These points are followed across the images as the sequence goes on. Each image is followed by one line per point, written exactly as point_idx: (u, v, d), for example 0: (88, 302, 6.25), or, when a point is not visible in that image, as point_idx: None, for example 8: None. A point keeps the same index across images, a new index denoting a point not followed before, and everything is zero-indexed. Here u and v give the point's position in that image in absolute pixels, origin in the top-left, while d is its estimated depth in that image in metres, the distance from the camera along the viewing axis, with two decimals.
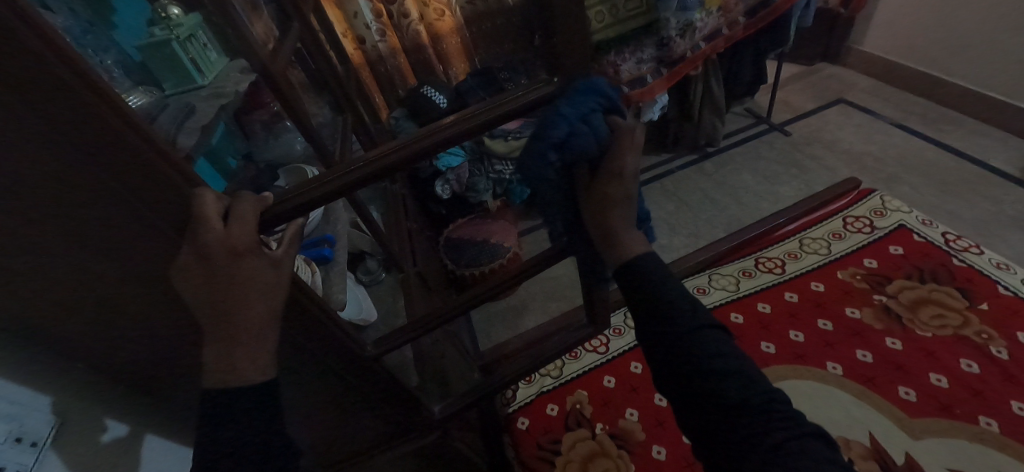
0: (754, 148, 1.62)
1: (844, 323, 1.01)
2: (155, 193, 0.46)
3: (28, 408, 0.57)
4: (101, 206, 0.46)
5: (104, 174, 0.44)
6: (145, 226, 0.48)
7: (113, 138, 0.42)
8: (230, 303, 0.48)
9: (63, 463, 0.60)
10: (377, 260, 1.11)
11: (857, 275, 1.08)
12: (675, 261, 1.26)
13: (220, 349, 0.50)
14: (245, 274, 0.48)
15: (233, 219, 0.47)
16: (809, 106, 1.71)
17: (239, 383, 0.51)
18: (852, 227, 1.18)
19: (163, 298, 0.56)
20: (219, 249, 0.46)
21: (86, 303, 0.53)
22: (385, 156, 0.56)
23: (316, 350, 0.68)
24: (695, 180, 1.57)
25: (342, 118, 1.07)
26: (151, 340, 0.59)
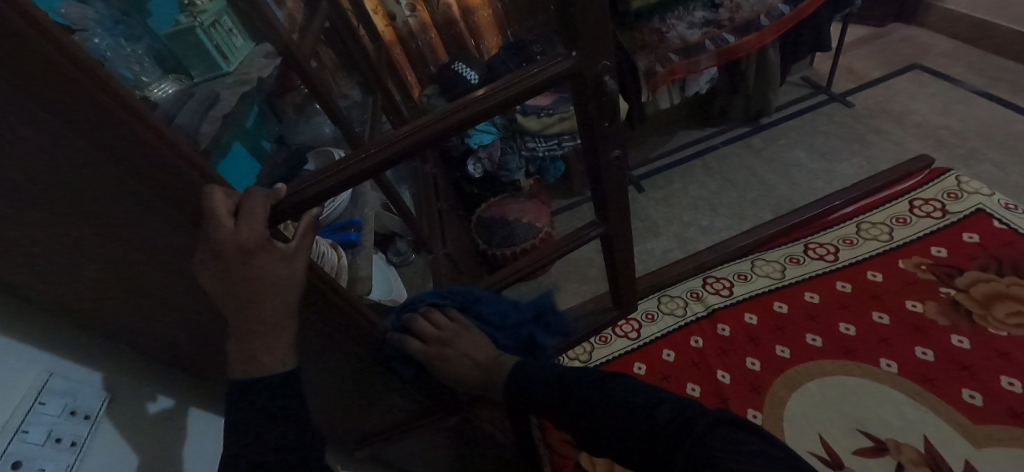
0: (811, 121, 1.48)
1: (903, 317, 0.93)
2: (164, 182, 0.45)
3: (81, 382, 0.52)
4: (110, 196, 0.45)
5: (112, 166, 0.43)
6: (157, 212, 0.47)
7: (116, 127, 0.41)
8: (250, 302, 0.47)
9: (120, 437, 0.55)
10: (407, 241, 1.07)
11: (922, 265, 0.98)
12: (716, 245, 1.19)
13: (240, 343, 0.48)
14: (261, 271, 0.46)
15: (244, 216, 0.45)
16: (876, 74, 1.55)
17: (260, 375, 0.49)
18: (920, 211, 1.07)
19: (182, 284, 0.54)
20: (231, 249, 0.44)
21: (109, 292, 0.51)
22: (396, 143, 0.52)
23: (341, 337, 0.66)
24: (741, 157, 1.47)
25: (373, 98, 1.05)
26: (179, 327, 0.58)
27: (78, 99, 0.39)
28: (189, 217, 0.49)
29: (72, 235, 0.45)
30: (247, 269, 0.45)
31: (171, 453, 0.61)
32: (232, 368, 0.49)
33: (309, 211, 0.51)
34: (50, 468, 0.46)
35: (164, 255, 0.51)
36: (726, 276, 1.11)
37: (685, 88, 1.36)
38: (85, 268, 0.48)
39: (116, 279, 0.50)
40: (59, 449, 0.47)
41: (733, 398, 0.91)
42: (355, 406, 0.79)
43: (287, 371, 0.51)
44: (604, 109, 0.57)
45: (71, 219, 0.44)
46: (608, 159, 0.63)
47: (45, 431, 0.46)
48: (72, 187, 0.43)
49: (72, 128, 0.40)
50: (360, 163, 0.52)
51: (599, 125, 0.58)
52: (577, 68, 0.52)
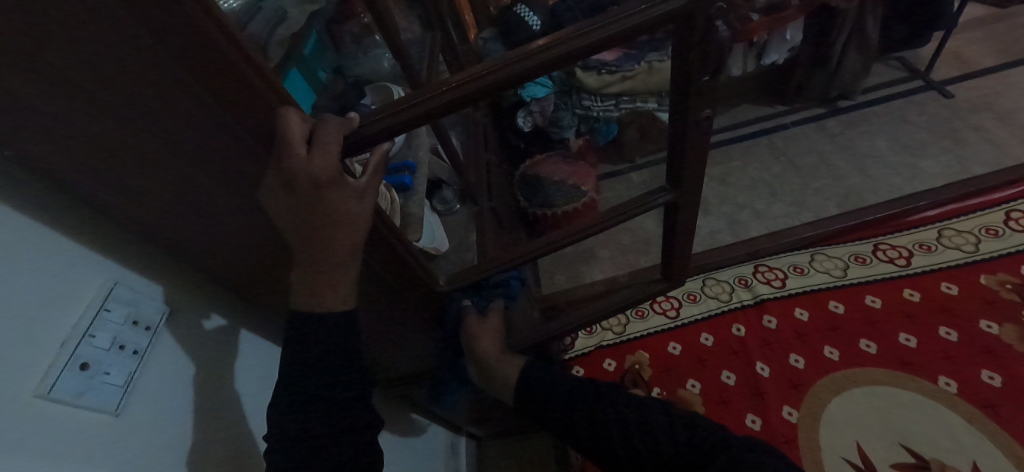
0: (900, 109, 1.35)
1: (974, 336, 0.86)
2: (237, 99, 0.39)
3: (143, 294, 0.52)
4: (175, 109, 0.38)
5: (182, 75, 0.36)
6: (228, 136, 0.41)
7: (190, 35, 0.34)
8: (318, 238, 0.45)
9: (178, 348, 0.55)
10: (453, 190, 1.03)
11: (1006, 284, 0.90)
12: (773, 233, 1.12)
13: (305, 274, 0.48)
14: (332, 204, 0.44)
15: (317, 144, 0.42)
16: (986, 62, 1.37)
17: (321, 311, 0.49)
18: (1015, 225, 0.97)
19: (248, 213, 0.49)
20: (305, 180, 0.42)
21: (173, 212, 0.47)
22: (464, 83, 0.47)
23: (398, 284, 0.65)
24: (812, 140, 1.36)
25: (432, 36, 0.99)
26: (243, 254, 0.54)
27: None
28: (263, 144, 0.43)
29: (136, 152, 0.40)
30: (316, 204, 0.43)
31: (224, 370, 0.62)
32: (295, 297, 0.49)
33: (379, 145, 0.48)
34: (114, 373, 0.46)
35: (233, 183, 0.45)
36: (781, 266, 1.05)
37: (762, 56, 1.26)
38: (147, 189, 0.44)
39: (179, 201, 0.46)
40: (122, 355, 0.47)
41: (771, 392, 0.88)
42: (397, 348, 0.79)
43: (347, 309, 0.51)
44: (710, 62, 0.51)
45: (131, 133, 0.39)
46: (695, 119, 0.58)
47: (109, 337, 0.46)
48: (136, 97, 0.37)
49: (134, 29, 0.33)
50: (430, 102, 0.48)
51: (696, 79, 0.52)
52: (691, 13, 0.45)
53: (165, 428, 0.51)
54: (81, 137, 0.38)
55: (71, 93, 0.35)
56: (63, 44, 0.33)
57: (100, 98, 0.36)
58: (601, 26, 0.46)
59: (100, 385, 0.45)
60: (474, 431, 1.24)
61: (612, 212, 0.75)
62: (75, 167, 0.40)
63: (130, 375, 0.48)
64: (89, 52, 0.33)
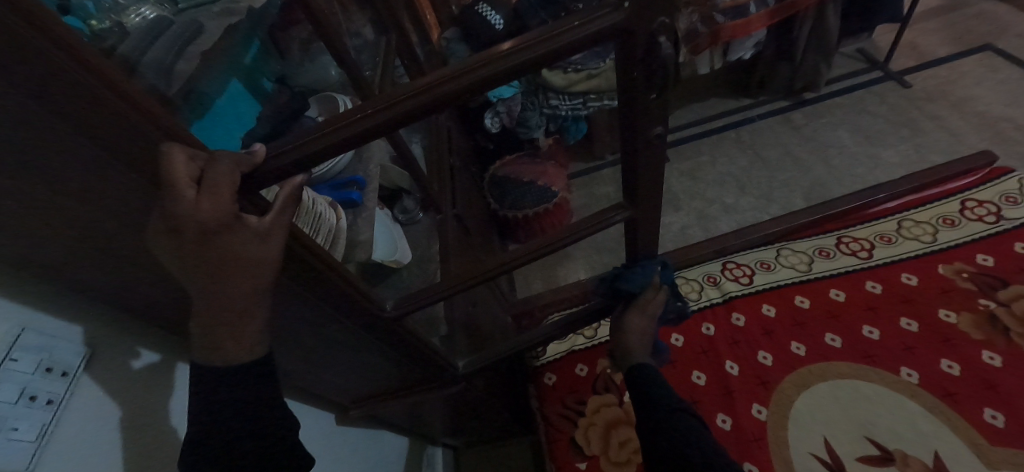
0: (861, 99, 1.36)
1: (933, 327, 0.87)
2: (114, 137, 0.35)
3: (59, 337, 0.49)
4: (38, 151, 0.34)
5: (50, 120, 0.33)
6: (110, 173, 0.37)
7: (61, 84, 0.32)
8: (214, 289, 0.41)
9: (99, 392, 0.52)
10: (415, 198, 1.00)
11: (963, 272, 0.91)
12: (740, 229, 1.11)
13: (203, 326, 0.43)
14: (229, 251, 0.40)
15: (208, 188, 0.38)
16: (942, 51, 1.39)
17: (222, 364, 0.45)
18: (971, 214, 0.98)
19: (146, 254, 0.45)
20: (192, 226, 0.37)
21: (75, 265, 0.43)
22: (391, 104, 0.44)
23: (339, 309, 0.61)
24: (777, 133, 1.37)
25: (386, 39, 0.95)
26: (160, 290, 0.50)
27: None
28: (148, 181, 0.39)
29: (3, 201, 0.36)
30: (202, 254, 0.39)
31: (159, 405, 0.60)
32: (194, 350, 0.45)
33: (292, 178, 0.45)
34: (22, 427, 0.44)
35: (129, 220, 0.41)
36: (748, 263, 1.05)
37: (727, 52, 1.25)
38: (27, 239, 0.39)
39: (68, 250, 0.41)
40: (33, 407, 0.45)
41: (739, 391, 0.89)
42: (355, 370, 0.76)
43: (258, 357, 0.47)
44: (652, 74, 0.48)
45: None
46: (646, 135, 0.55)
47: (17, 389, 0.44)
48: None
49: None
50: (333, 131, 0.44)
51: (641, 95, 0.50)
52: (627, 23, 0.43)
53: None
54: None
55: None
56: None
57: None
58: (550, 35, 0.42)
59: (7, 442, 0.43)
60: (449, 441, 1.22)
61: (572, 228, 0.70)
62: None
63: (45, 427, 0.46)
64: None
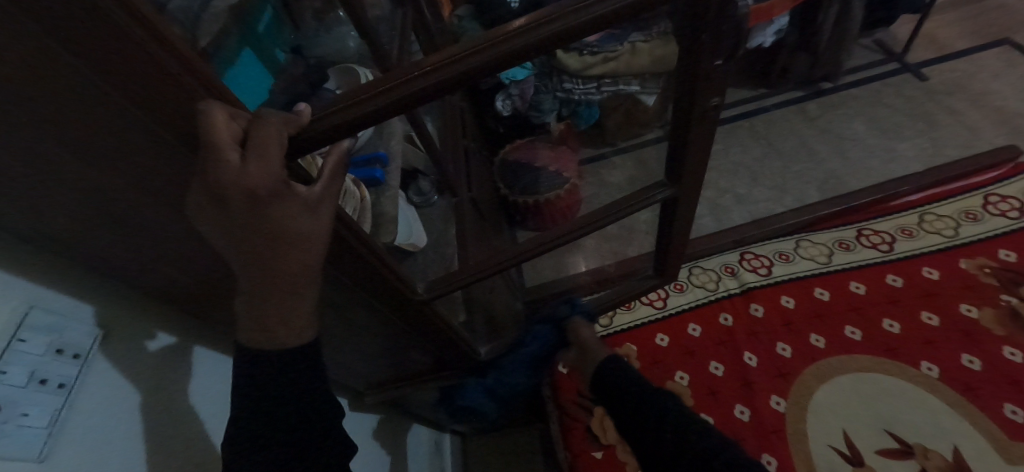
0: (877, 91, 1.35)
1: (955, 321, 0.86)
2: (149, 91, 0.32)
3: (68, 317, 0.45)
4: (58, 100, 0.30)
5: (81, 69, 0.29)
6: (134, 130, 0.34)
7: (93, 25, 0.28)
8: (262, 266, 0.39)
9: (110, 376, 0.49)
10: (430, 179, 0.95)
11: (985, 267, 0.90)
12: (758, 219, 1.09)
13: (251, 307, 0.41)
14: (277, 222, 0.38)
15: (254, 149, 0.35)
16: (959, 45, 1.37)
17: (271, 348, 0.43)
18: (994, 209, 0.97)
19: (165, 221, 0.42)
20: (236, 193, 0.35)
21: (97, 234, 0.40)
22: (450, 62, 0.42)
23: (366, 290, 0.57)
24: (792, 123, 1.35)
25: (403, 12, 0.90)
26: (176, 267, 0.46)
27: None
28: (174, 144, 0.36)
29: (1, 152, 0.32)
30: (256, 218, 0.37)
31: (172, 387, 0.57)
32: (239, 332, 0.43)
33: (339, 142, 0.42)
34: (34, 412, 0.40)
35: (148, 183, 0.38)
36: (766, 254, 1.03)
37: (749, 39, 1.21)
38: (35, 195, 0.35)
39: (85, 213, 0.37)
40: (44, 392, 0.41)
41: (759, 383, 0.88)
42: (375, 356, 0.74)
43: (306, 341, 0.45)
44: (716, 35, 0.46)
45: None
46: (699, 104, 0.54)
47: (26, 372, 0.40)
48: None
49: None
50: (386, 94, 0.41)
51: (702, 59, 0.48)
52: None
53: (101, 464, 0.46)
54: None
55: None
56: None
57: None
58: None
59: (17, 428, 0.39)
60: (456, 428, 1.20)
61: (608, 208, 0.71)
62: None
63: (56, 414, 0.42)
64: None
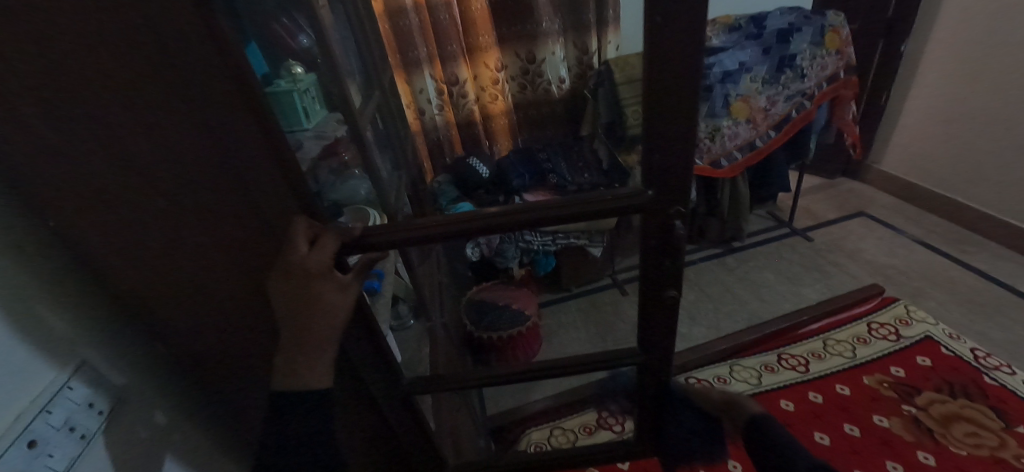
0: (777, 249, 1.65)
1: (873, 431, 0.97)
2: (254, 185, 0.43)
3: (102, 376, 0.48)
4: (192, 156, 0.40)
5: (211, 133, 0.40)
6: (236, 186, 0.43)
7: (223, 101, 0.39)
8: (303, 322, 0.44)
9: (120, 444, 0.48)
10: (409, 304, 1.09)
11: (884, 382, 1.06)
12: (693, 347, 1.23)
13: (287, 353, 0.45)
14: (320, 295, 0.44)
15: (318, 246, 0.43)
16: (830, 215, 1.75)
17: (298, 391, 0.46)
18: (877, 334, 1.17)
19: (223, 300, 0.47)
20: (297, 273, 0.43)
21: (168, 280, 0.45)
22: (470, 223, 0.53)
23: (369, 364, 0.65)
24: (715, 274, 1.60)
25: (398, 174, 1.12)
26: (215, 342, 0.50)
27: (193, 74, 0.38)
28: (257, 234, 0.45)
29: (131, 204, 0.41)
30: (301, 293, 0.43)
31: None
32: (273, 377, 0.46)
33: (372, 253, 0.51)
34: (57, 456, 0.42)
35: (234, 238, 0.45)
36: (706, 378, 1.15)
37: None
38: (135, 233, 0.42)
39: (174, 272, 0.45)
40: (71, 438, 0.43)
41: None
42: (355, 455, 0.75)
43: (323, 389, 0.47)
44: (668, 248, 0.59)
45: (131, 170, 0.40)
46: (659, 294, 0.63)
47: (63, 416, 0.43)
48: (157, 155, 0.40)
49: (174, 103, 0.38)
50: (413, 232, 0.52)
51: (657, 261, 0.60)
52: (649, 205, 0.55)
53: None
54: (111, 196, 0.41)
55: (100, 142, 0.38)
56: (131, 90, 0.37)
57: (126, 151, 0.39)
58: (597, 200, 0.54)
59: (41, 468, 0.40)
60: None
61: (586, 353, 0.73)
62: (93, 219, 0.41)
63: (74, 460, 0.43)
64: (139, 100, 0.38)
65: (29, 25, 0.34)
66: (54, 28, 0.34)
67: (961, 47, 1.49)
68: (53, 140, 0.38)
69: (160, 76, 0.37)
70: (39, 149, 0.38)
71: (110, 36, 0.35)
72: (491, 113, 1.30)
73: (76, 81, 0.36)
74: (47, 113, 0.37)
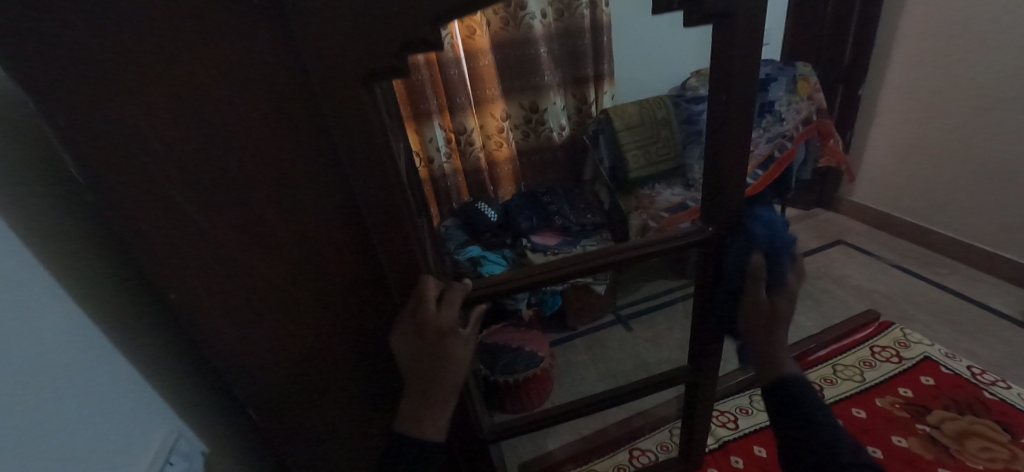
0: None
1: (896, 452, 1.01)
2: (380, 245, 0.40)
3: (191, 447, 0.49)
4: (313, 197, 0.37)
5: (340, 168, 0.36)
6: (355, 225, 0.39)
7: (355, 131, 0.34)
8: (430, 379, 0.42)
9: None
10: None
11: (896, 403, 1.12)
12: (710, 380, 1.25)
13: (409, 406, 0.43)
14: (450, 354, 0.42)
15: (446, 303, 0.42)
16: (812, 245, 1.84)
17: (418, 442, 0.43)
18: (881, 357, 1.24)
19: (333, 360, 0.46)
20: (430, 333, 0.41)
21: (278, 333, 0.43)
22: (565, 268, 0.52)
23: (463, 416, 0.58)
24: None
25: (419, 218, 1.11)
26: (327, 384, 0.47)
27: (331, 131, 0.35)
28: (376, 294, 0.43)
29: (250, 258, 0.39)
30: (433, 352, 0.41)
31: None
32: (396, 423, 0.44)
33: (482, 303, 0.50)
34: None
35: (355, 281, 0.42)
36: (729, 409, 1.13)
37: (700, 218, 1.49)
38: (249, 285, 0.40)
39: (287, 336, 0.44)
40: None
41: None
42: None
43: (441, 443, 0.44)
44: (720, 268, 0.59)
45: (253, 221, 0.37)
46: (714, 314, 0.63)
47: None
48: (286, 219, 0.38)
49: (310, 162, 0.36)
50: (510, 285, 0.50)
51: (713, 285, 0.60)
52: (711, 236, 0.56)
53: None
54: (226, 252, 0.38)
55: (232, 211, 0.37)
56: (261, 133, 0.34)
57: (259, 215, 0.37)
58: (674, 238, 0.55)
59: None
60: None
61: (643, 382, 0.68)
62: (205, 279, 0.39)
63: None
64: (268, 143, 0.34)
65: (175, 91, 0.32)
66: (195, 83, 0.32)
67: (931, 54, 1.38)
68: (189, 212, 0.36)
69: (300, 137, 0.35)
70: (157, 219, 0.36)
71: (245, 77, 0.32)
72: (496, 159, 1.29)
73: (214, 149, 0.34)
74: (178, 172, 0.34)
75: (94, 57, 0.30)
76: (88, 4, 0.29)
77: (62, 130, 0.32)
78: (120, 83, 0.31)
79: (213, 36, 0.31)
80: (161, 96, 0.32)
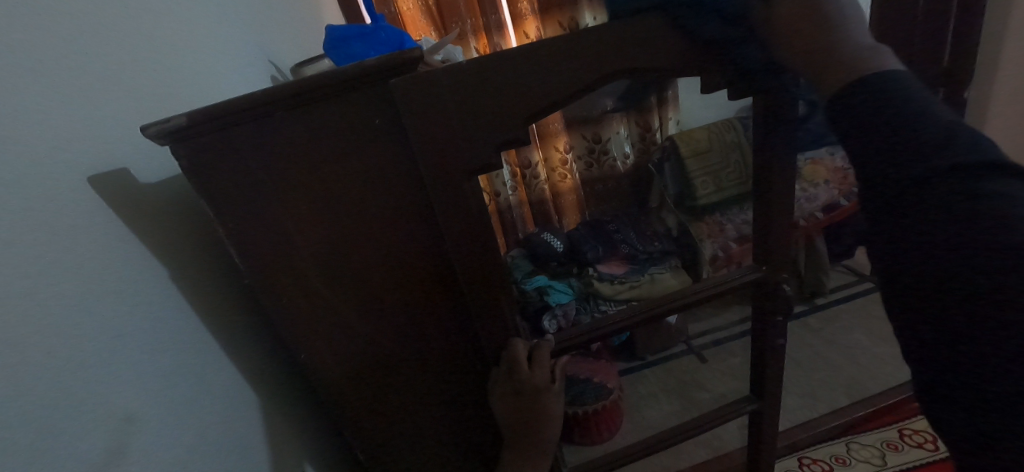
0: None
1: None
2: (470, 305, 0.44)
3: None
4: (416, 273, 0.42)
5: (441, 247, 0.42)
6: (452, 297, 0.44)
7: (460, 215, 0.41)
8: (527, 429, 0.47)
9: None
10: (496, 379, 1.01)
11: None
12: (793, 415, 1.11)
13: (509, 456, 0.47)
14: (544, 406, 0.47)
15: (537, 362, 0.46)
16: None
17: None
18: None
19: (430, 417, 0.50)
20: (529, 388, 0.45)
21: (383, 391, 0.48)
22: (634, 315, 0.56)
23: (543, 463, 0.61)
24: None
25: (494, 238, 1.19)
26: (422, 441, 0.51)
27: (431, 211, 0.40)
28: (468, 354, 0.47)
29: (362, 325, 0.44)
30: (530, 406, 0.46)
31: None
32: None
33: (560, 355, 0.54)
34: None
35: (450, 347, 0.46)
36: (823, 458, 0.92)
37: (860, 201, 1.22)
38: (358, 350, 0.45)
39: (388, 394, 0.48)
40: None
41: None
42: None
43: None
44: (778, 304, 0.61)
45: (367, 296, 0.43)
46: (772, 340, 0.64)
47: None
48: (394, 291, 0.43)
49: (414, 237, 0.41)
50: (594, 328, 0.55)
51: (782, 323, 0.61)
52: (764, 278, 0.59)
53: None
54: (342, 319, 0.44)
55: (351, 285, 0.42)
56: (374, 221, 0.40)
57: (372, 287, 0.43)
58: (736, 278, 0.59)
59: None
60: None
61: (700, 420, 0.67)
62: (324, 342, 0.45)
63: None
64: (381, 228, 0.40)
65: (304, 188, 0.38)
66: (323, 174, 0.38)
67: None
68: (318, 288, 0.42)
69: (407, 219, 0.40)
70: (290, 290, 0.42)
71: (365, 178, 0.38)
72: None
73: (339, 236, 0.40)
74: (304, 251, 0.40)
75: (249, 160, 0.37)
76: (249, 117, 0.36)
77: (226, 227, 0.39)
78: (266, 186, 0.38)
79: (339, 137, 0.37)
80: (301, 191, 0.38)
